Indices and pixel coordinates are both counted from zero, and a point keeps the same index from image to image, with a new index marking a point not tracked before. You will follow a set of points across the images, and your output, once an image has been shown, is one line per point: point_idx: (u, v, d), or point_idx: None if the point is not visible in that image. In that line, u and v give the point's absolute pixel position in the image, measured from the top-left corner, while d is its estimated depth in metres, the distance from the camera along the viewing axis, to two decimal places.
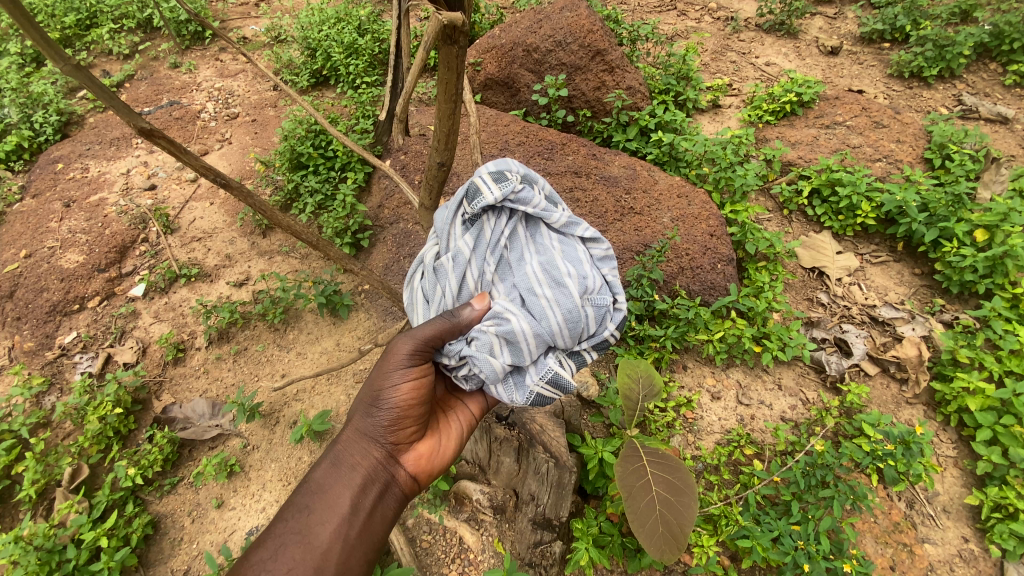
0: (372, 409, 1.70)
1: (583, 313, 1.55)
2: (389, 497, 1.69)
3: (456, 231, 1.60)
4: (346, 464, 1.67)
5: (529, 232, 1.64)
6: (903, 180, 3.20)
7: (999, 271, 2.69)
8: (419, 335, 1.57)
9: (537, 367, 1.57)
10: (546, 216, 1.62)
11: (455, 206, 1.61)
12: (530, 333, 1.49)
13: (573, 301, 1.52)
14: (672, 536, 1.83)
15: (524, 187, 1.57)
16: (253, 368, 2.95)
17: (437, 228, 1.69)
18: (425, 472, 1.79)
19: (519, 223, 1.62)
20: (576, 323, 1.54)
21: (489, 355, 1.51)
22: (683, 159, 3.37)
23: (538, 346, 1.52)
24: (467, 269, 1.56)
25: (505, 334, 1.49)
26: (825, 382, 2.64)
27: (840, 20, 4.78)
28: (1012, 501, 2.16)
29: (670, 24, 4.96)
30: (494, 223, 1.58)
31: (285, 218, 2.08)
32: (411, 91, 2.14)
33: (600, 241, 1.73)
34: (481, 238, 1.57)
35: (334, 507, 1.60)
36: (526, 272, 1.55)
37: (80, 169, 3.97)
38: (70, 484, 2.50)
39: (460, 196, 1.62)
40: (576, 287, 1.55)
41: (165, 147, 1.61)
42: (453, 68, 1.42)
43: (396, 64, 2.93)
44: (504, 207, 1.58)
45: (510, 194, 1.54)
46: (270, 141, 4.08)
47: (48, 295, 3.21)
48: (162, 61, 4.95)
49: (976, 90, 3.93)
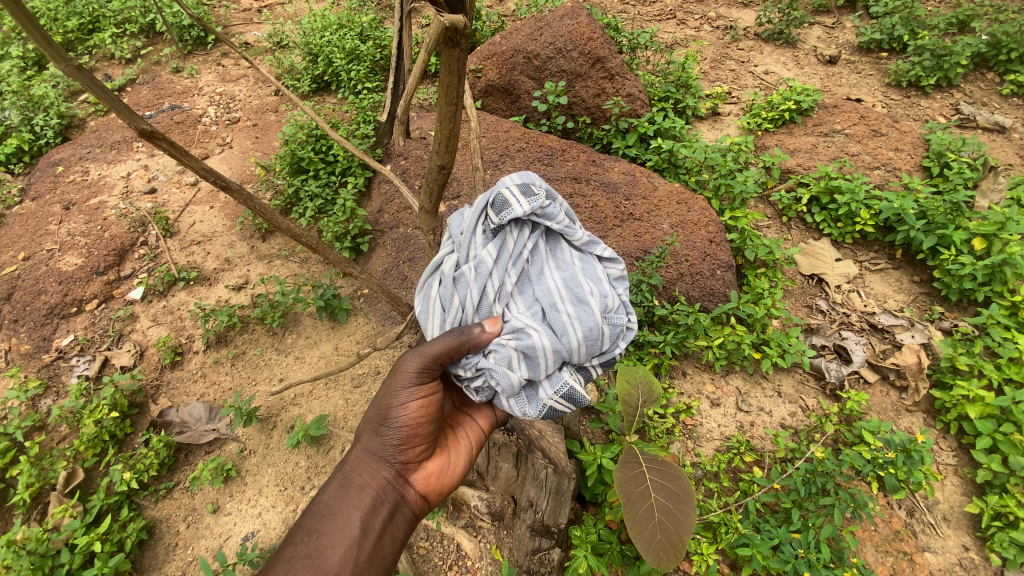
0: (380, 429, 1.69)
1: (601, 331, 1.57)
2: (399, 517, 1.67)
3: (478, 240, 1.57)
4: (355, 486, 1.66)
5: (550, 247, 1.66)
6: (901, 188, 3.20)
7: (997, 279, 2.71)
8: (428, 352, 1.55)
9: (551, 381, 1.57)
10: (568, 232, 1.65)
11: (479, 215, 1.59)
12: (550, 349, 1.50)
13: (594, 320, 1.54)
14: (671, 544, 1.81)
15: (549, 203, 1.60)
16: (251, 372, 2.94)
17: (455, 235, 1.65)
18: (434, 491, 1.77)
19: (541, 237, 1.64)
20: (594, 341, 1.56)
21: (507, 369, 1.50)
22: (682, 166, 3.37)
23: (555, 361, 1.53)
24: (489, 280, 1.53)
25: (525, 349, 1.49)
26: (825, 390, 2.63)
27: (837, 30, 4.83)
28: (1013, 509, 2.15)
29: (669, 32, 4.99)
30: (517, 236, 1.58)
31: (286, 221, 2.03)
32: (409, 97, 2.10)
33: (617, 261, 1.76)
34: (504, 249, 1.55)
35: (343, 530, 1.58)
36: (548, 287, 1.56)
37: (80, 173, 3.97)
38: (65, 488, 2.48)
39: (484, 204, 1.60)
40: (598, 305, 1.57)
41: (166, 149, 1.58)
42: (454, 71, 1.40)
43: (397, 68, 2.94)
44: (529, 220, 1.59)
45: (538, 209, 1.56)
46: (271, 146, 4.10)
47: (46, 298, 3.20)
48: (163, 66, 4.98)
49: (973, 100, 3.96)
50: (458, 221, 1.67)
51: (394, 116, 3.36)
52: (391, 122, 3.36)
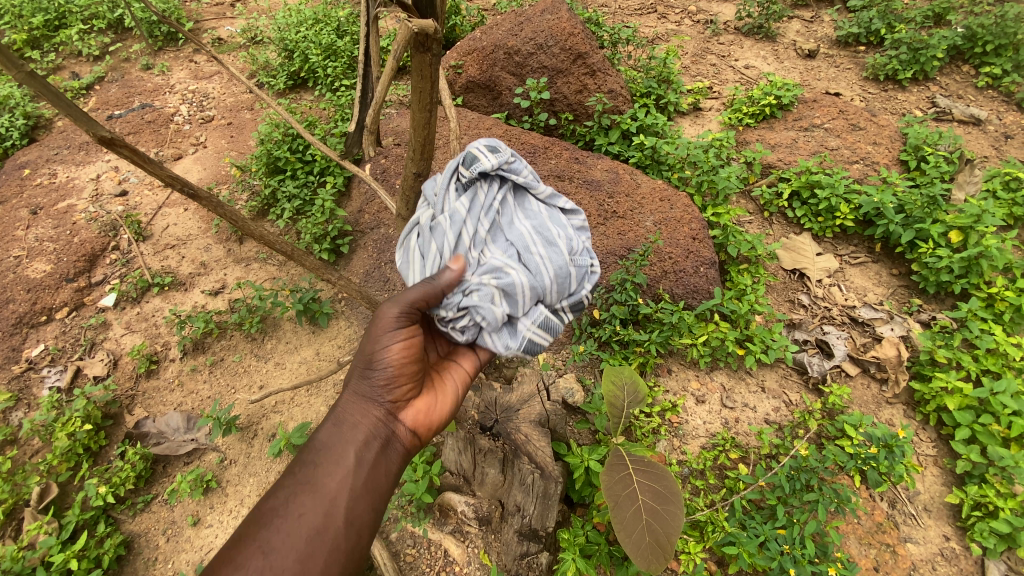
0: (362, 371, 1.53)
1: (570, 271, 1.56)
2: (393, 458, 1.52)
3: (451, 195, 1.52)
4: (342, 426, 1.50)
5: (518, 201, 1.63)
6: (880, 182, 3.24)
7: (974, 271, 2.75)
8: (405, 298, 1.45)
9: (529, 317, 1.51)
10: (533, 186, 1.63)
11: (451, 173, 1.55)
12: (528, 285, 1.45)
13: (563, 259, 1.53)
14: (660, 545, 1.81)
15: (514, 159, 1.59)
16: (229, 380, 2.86)
17: (428, 195, 1.59)
18: (426, 429, 1.64)
19: (509, 192, 1.60)
20: (565, 279, 1.53)
21: (490, 304, 1.43)
22: (665, 162, 3.36)
23: (533, 298, 1.48)
24: (465, 228, 1.47)
25: (504, 286, 1.43)
26: (807, 383, 2.66)
27: (816, 24, 4.86)
28: (992, 499, 2.19)
29: (650, 26, 4.98)
30: (487, 189, 1.54)
31: (258, 228, 1.96)
32: (380, 104, 2.03)
33: (579, 215, 1.75)
34: (477, 201, 1.50)
35: (333, 471, 1.43)
36: (521, 232, 1.52)
37: (48, 175, 3.83)
38: (39, 504, 2.40)
39: (454, 164, 1.56)
40: (565, 247, 1.56)
41: (127, 156, 1.49)
42: (426, 75, 1.34)
43: (365, 74, 2.89)
44: (497, 175, 1.56)
45: (505, 163, 1.53)
46: (246, 145, 4.00)
47: (13, 307, 3.08)
48: (133, 63, 4.82)
49: (949, 92, 4.01)
50: (431, 183, 1.62)
51: (363, 125, 3.29)
52: (361, 132, 3.32)
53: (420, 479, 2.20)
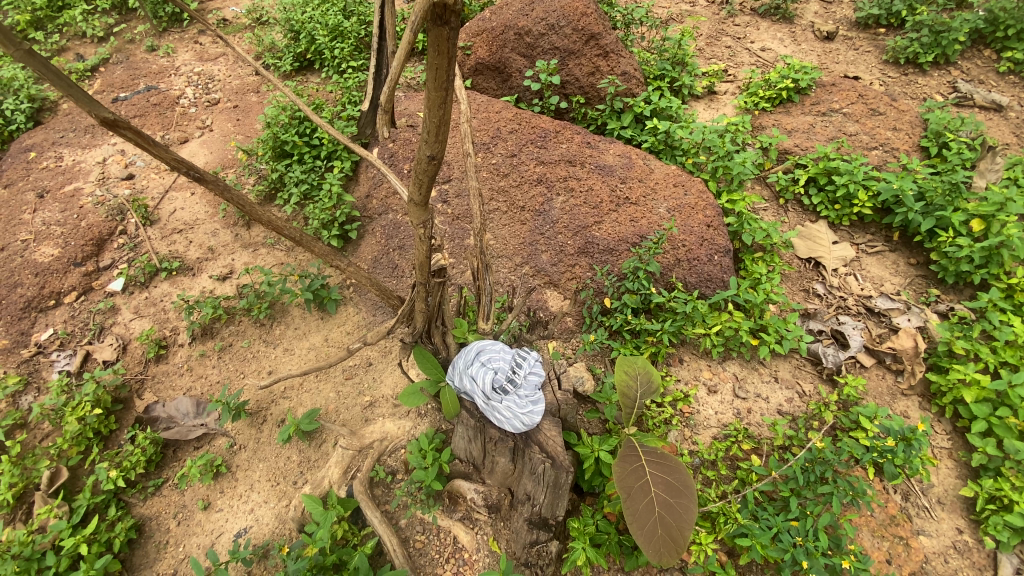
0: None
1: (534, 398, 1.96)
2: None
3: (465, 377, 2.03)
4: None
5: (500, 366, 1.96)
6: (899, 169, 3.15)
7: (995, 261, 2.69)
8: None
9: (521, 420, 1.94)
10: (502, 359, 1.98)
11: (464, 367, 2.04)
12: (517, 416, 1.93)
13: (532, 394, 1.96)
14: (672, 539, 1.81)
15: (488, 355, 1.99)
16: (238, 365, 2.86)
17: (459, 373, 2.07)
18: None
19: (497, 367, 1.95)
20: (532, 404, 1.95)
21: (502, 421, 1.95)
22: (679, 147, 3.29)
23: (519, 419, 1.94)
24: (478, 395, 1.95)
25: (506, 417, 1.94)
26: (822, 374, 2.61)
27: (835, 5, 4.72)
28: (1007, 493, 2.16)
29: (664, 7, 4.85)
30: (480, 374, 1.95)
31: (265, 213, 1.91)
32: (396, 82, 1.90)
33: (531, 353, 2.05)
34: (479, 383, 1.94)
35: None
36: (507, 392, 1.93)
37: (54, 158, 3.81)
38: (49, 488, 2.41)
39: (466, 361, 2.05)
40: (530, 385, 1.96)
41: (131, 138, 1.46)
42: (443, 53, 1.16)
43: (379, 49, 2.99)
44: (482, 363, 1.98)
45: (484, 360, 1.98)
46: (252, 128, 3.95)
47: (22, 291, 3.07)
48: (138, 44, 4.75)
49: (970, 77, 3.88)
50: (460, 363, 2.09)
51: (375, 105, 3.26)
52: (374, 112, 3.27)
53: (429, 466, 2.22)
